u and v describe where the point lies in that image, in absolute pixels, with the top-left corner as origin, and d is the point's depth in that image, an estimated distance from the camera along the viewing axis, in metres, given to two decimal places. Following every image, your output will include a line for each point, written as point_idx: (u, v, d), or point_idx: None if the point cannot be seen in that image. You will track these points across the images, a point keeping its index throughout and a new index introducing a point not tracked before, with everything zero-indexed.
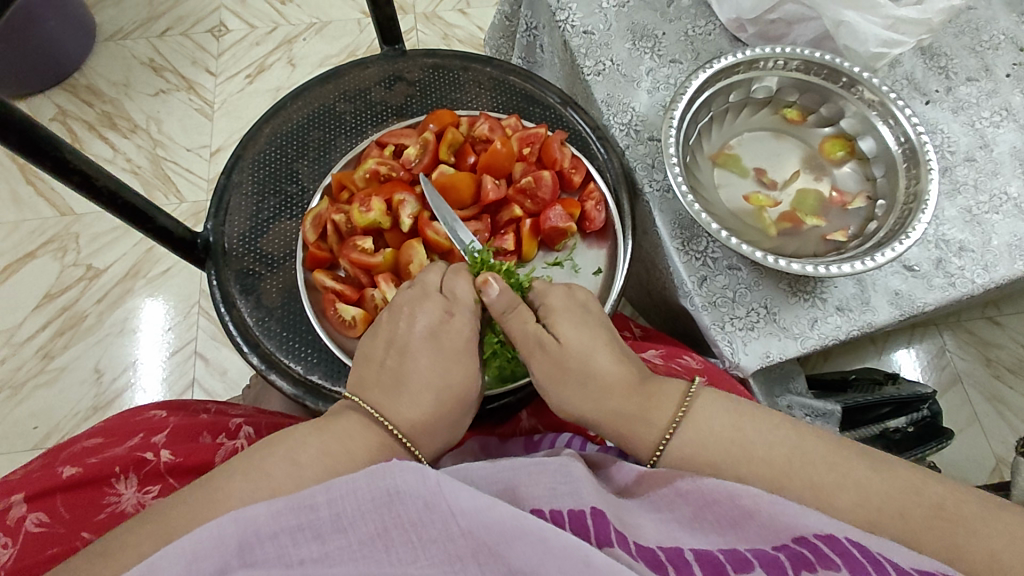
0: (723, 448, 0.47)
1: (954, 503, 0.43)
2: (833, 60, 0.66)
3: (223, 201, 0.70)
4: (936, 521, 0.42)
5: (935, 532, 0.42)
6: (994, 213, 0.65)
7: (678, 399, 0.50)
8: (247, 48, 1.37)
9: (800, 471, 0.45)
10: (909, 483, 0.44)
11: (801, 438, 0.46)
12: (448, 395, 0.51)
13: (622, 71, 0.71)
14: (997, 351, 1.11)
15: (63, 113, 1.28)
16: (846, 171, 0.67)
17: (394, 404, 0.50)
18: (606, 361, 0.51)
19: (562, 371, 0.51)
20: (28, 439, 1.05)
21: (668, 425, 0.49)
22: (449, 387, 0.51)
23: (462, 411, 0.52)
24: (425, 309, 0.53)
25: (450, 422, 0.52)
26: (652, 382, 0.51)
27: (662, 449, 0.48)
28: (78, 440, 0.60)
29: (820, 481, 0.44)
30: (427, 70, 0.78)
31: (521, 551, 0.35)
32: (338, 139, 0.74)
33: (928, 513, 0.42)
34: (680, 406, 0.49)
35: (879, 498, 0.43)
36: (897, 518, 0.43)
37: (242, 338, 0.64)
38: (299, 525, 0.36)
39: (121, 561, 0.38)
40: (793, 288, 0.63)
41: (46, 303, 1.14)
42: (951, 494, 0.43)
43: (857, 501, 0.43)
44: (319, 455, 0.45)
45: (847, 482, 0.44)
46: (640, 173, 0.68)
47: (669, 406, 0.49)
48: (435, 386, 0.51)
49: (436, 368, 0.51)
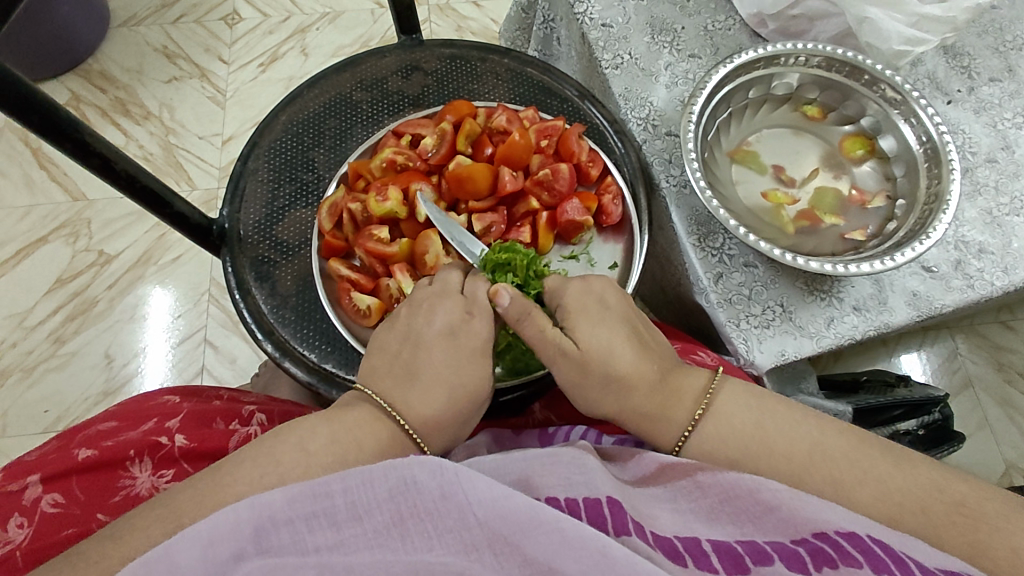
0: (744, 444, 0.47)
1: (975, 500, 0.42)
2: (855, 57, 0.65)
3: (239, 187, 0.70)
4: (956, 517, 0.42)
5: (956, 528, 0.41)
6: (1015, 215, 0.64)
7: (698, 395, 0.50)
8: (260, 36, 1.36)
9: (816, 465, 0.45)
10: (930, 479, 0.43)
11: (821, 431, 0.46)
12: (461, 393, 0.50)
13: (641, 65, 0.71)
14: (1009, 356, 1.10)
15: (76, 98, 1.28)
16: (866, 170, 0.66)
17: (411, 396, 0.49)
18: (629, 357, 0.49)
19: (584, 375, 0.49)
20: (39, 422, 1.06)
21: (688, 421, 0.49)
22: (463, 385, 0.50)
23: (474, 409, 0.51)
24: (445, 309, 0.52)
25: (461, 421, 0.51)
26: (674, 375, 0.51)
27: (682, 443, 0.49)
28: (94, 423, 0.60)
29: (840, 474, 0.44)
30: (445, 60, 0.77)
31: (538, 542, 0.35)
32: (354, 128, 0.74)
33: (949, 509, 0.42)
34: (702, 400, 0.49)
35: (899, 492, 0.43)
36: (917, 513, 0.42)
37: (257, 325, 0.64)
38: (315, 512, 0.36)
39: (133, 545, 0.38)
40: (809, 287, 0.63)
41: (58, 288, 1.14)
42: (973, 491, 0.43)
43: (877, 496, 0.43)
44: (328, 443, 0.45)
45: (868, 477, 0.44)
46: (657, 168, 0.68)
47: (689, 400, 0.49)
48: (447, 385, 0.50)
49: (452, 361, 0.50)
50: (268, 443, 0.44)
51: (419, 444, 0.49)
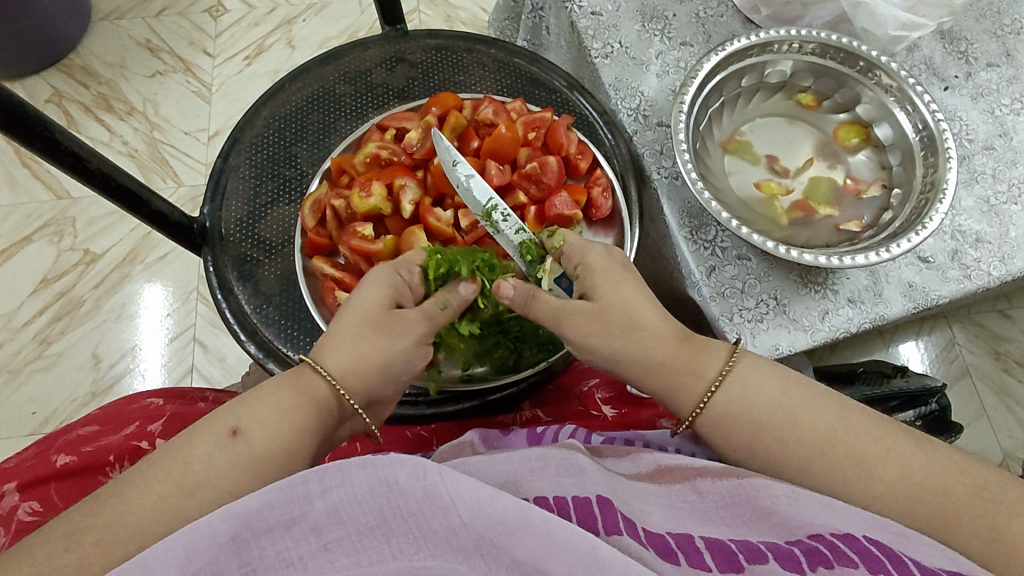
0: (770, 411, 0.45)
1: (996, 485, 0.41)
2: (851, 43, 0.63)
3: (220, 183, 0.68)
4: (976, 500, 0.40)
5: (976, 510, 0.40)
6: (1012, 204, 0.63)
7: (723, 357, 0.48)
8: (246, 29, 1.34)
9: (835, 447, 0.43)
10: (945, 465, 0.42)
11: (838, 415, 0.44)
12: (371, 315, 0.49)
13: (631, 54, 0.69)
14: (1006, 345, 1.09)
15: (59, 95, 1.26)
16: (861, 160, 0.65)
17: (336, 325, 0.49)
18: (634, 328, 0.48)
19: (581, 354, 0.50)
20: (27, 424, 1.05)
21: (714, 378, 0.47)
22: (370, 307, 0.49)
23: (390, 329, 0.49)
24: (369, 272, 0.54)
25: (376, 343, 0.48)
26: (684, 351, 0.48)
27: (703, 406, 0.47)
28: (74, 428, 0.58)
29: (856, 459, 0.42)
30: (430, 51, 0.76)
31: (525, 543, 0.34)
32: (338, 122, 0.73)
33: (969, 492, 0.40)
34: (725, 363, 0.47)
35: (921, 473, 0.41)
36: (936, 493, 0.41)
37: (239, 325, 0.63)
38: (292, 519, 0.34)
39: (94, 553, 0.36)
40: (803, 279, 0.61)
41: (44, 288, 1.13)
42: (991, 478, 0.41)
43: (899, 476, 0.41)
44: (268, 412, 0.43)
45: (890, 455, 0.42)
46: (648, 160, 0.66)
47: (715, 362, 0.48)
48: (357, 313, 0.49)
49: (365, 285, 0.51)
50: (225, 427, 0.42)
51: (329, 379, 0.47)
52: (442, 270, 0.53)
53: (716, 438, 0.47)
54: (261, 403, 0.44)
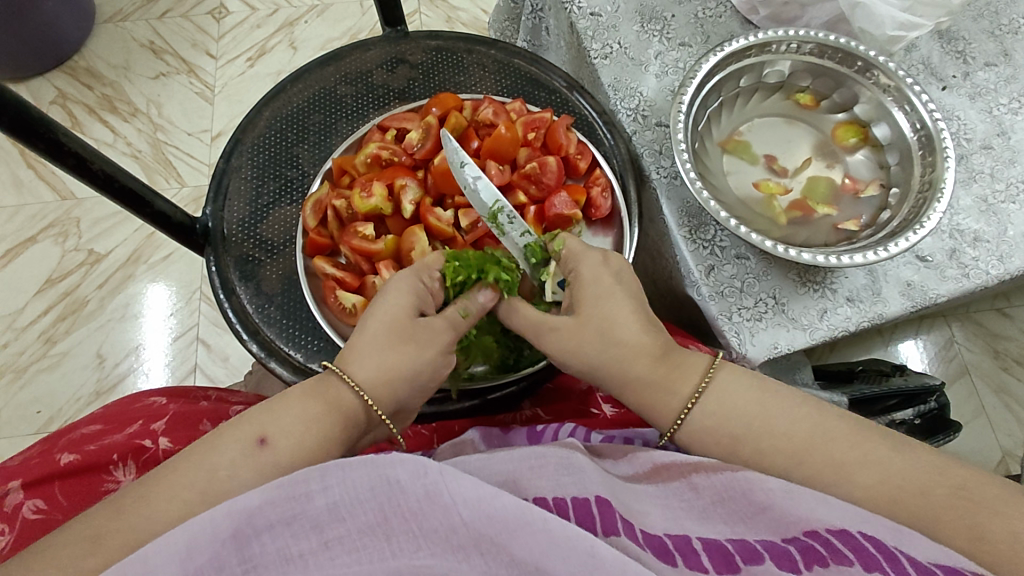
0: (745, 424, 0.46)
1: (975, 484, 0.41)
2: (848, 43, 0.64)
3: (222, 184, 0.69)
4: (958, 501, 0.40)
5: (956, 511, 0.40)
6: (1010, 203, 0.63)
7: (700, 370, 0.49)
8: (248, 30, 1.35)
9: (823, 449, 0.43)
10: (933, 464, 0.42)
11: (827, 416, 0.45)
12: (397, 326, 0.49)
13: (630, 55, 0.69)
14: (1005, 343, 1.09)
15: (63, 96, 1.27)
16: (859, 159, 0.65)
17: (360, 335, 0.49)
18: (633, 330, 0.49)
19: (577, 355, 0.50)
20: (31, 422, 1.05)
21: (691, 394, 0.48)
22: (395, 318, 0.50)
23: (416, 342, 0.50)
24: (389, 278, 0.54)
25: (403, 355, 0.49)
26: (675, 352, 0.50)
27: (683, 417, 0.48)
28: (78, 427, 0.59)
29: (847, 458, 0.43)
30: (430, 52, 0.76)
31: (523, 542, 0.34)
32: (339, 123, 0.73)
33: (950, 493, 0.40)
34: (703, 377, 0.49)
35: (900, 477, 0.41)
36: (919, 496, 0.41)
37: (242, 325, 0.64)
38: (293, 516, 0.35)
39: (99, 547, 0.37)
40: (801, 279, 0.62)
41: (48, 288, 1.14)
42: (981, 476, 0.41)
43: (891, 474, 0.42)
44: (296, 424, 0.44)
45: (869, 460, 0.42)
46: (647, 160, 0.67)
47: (692, 376, 0.49)
48: (383, 322, 0.49)
49: (391, 291, 0.51)
50: (253, 434, 0.43)
51: (358, 392, 0.47)
52: (460, 279, 0.54)
53: (714, 436, 0.47)
54: (286, 412, 0.45)
